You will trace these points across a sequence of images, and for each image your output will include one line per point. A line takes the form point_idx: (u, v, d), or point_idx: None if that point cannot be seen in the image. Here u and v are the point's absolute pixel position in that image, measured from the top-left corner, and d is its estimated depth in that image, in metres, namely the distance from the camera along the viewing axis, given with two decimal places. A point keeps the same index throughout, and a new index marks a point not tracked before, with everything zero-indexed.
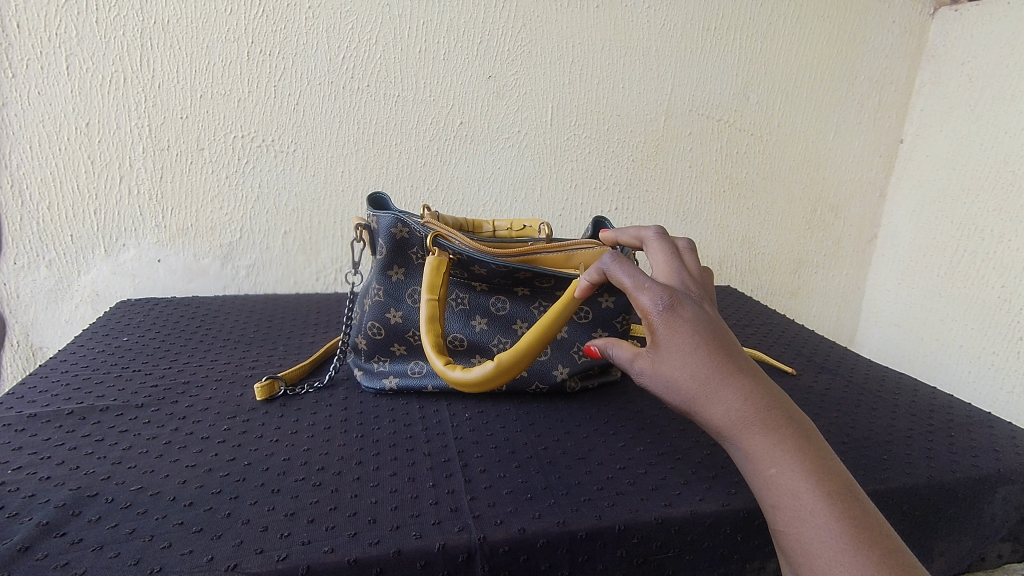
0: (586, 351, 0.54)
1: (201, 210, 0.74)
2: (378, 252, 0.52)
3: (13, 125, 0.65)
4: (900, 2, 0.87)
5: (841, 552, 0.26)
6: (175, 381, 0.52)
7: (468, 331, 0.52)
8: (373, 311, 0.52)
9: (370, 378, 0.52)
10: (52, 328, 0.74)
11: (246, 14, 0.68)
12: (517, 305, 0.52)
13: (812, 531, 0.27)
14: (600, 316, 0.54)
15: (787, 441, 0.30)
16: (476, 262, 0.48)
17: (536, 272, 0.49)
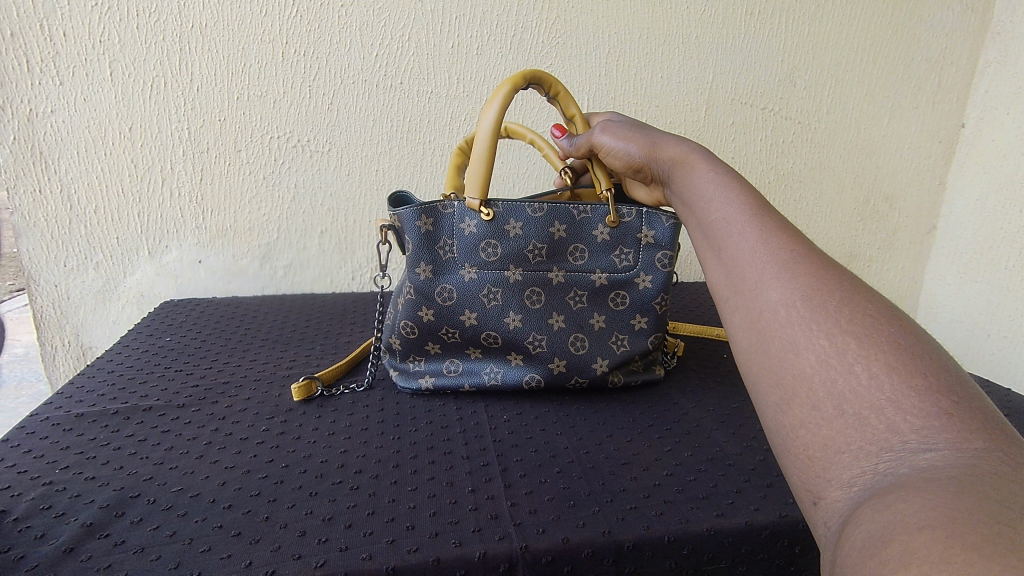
0: (626, 340, 0.51)
1: (239, 211, 0.75)
2: (407, 249, 0.50)
3: (61, 131, 0.67)
4: None
5: (745, 221, 0.30)
6: (216, 381, 0.52)
7: (503, 327, 0.50)
8: (406, 310, 0.50)
9: (407, 378, 0.52)
10: (100, 329, 0.76)
11: (280, 14, 0.68)
12: (553, 297, 0.50)
13: (726, 209, 0.32)
14: (639, 300, 0.51)
15: (729, 175, 0.35)
16: (511, 217, 0.49)
17: (569, 203, 0.49)
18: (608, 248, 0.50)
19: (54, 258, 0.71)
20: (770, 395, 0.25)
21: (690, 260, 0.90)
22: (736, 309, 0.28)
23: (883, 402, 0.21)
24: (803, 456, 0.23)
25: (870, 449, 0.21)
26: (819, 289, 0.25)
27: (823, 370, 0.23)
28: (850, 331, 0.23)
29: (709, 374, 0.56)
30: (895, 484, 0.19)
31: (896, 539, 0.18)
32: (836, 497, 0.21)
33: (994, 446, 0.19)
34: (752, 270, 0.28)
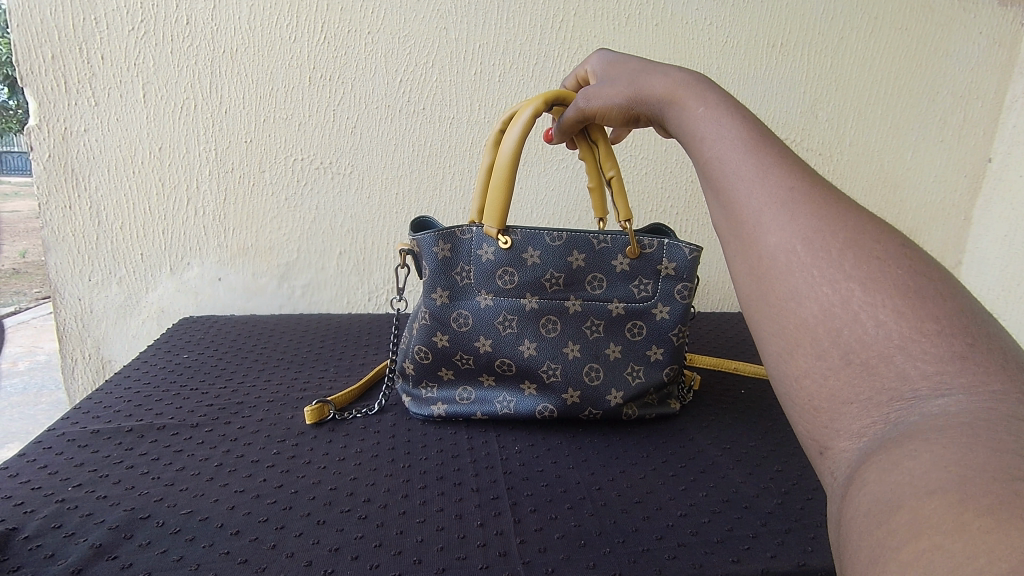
0: (641, 372, 0.51)
1: (261, 230, 0.76)
2: (423, 273, 0.50)
3: (93, 149, 0.69)
4: (987, 12, 0.82)
5: (743, 150, 0.29)
6: (229, 401, 0.52)
7: (518, 355, 0.50)
8: (421, 335, 0.50)
9: (419, 405, 0.51)
10: (120, 343, 0.77)
11: (309, 40, 0.70)
12: (569, 326, 0.50)
13: (724, 151, 0.30)
14: (656, 330, 0.50)
15: (726, 104, 0.33)
16: (529, 245, 0.48)
17: (588, 231, 0.48)
18: (627, 277, 0.49)
19: (79, 272, 0.73)
20: (774, 344, 0.26)
21: (708, 289, 0.89)
22: (736, 254, 0.28)
23: (892, 350, 0.21)
24: (808, 406, 0.24)
25: (879, 400, 0.22)
26: (823, 232, 0.24)
27: (827, 319, 0.23)
28: (854, 276, 0.23)
29: (727, 410, 0.55)
30: (905, 441, 0.20)
31: (907, 501, 0.18)
32: (843, 448, 0.22)
33: (1009, 389, 0.20)
34: (751, 215, 0.27)
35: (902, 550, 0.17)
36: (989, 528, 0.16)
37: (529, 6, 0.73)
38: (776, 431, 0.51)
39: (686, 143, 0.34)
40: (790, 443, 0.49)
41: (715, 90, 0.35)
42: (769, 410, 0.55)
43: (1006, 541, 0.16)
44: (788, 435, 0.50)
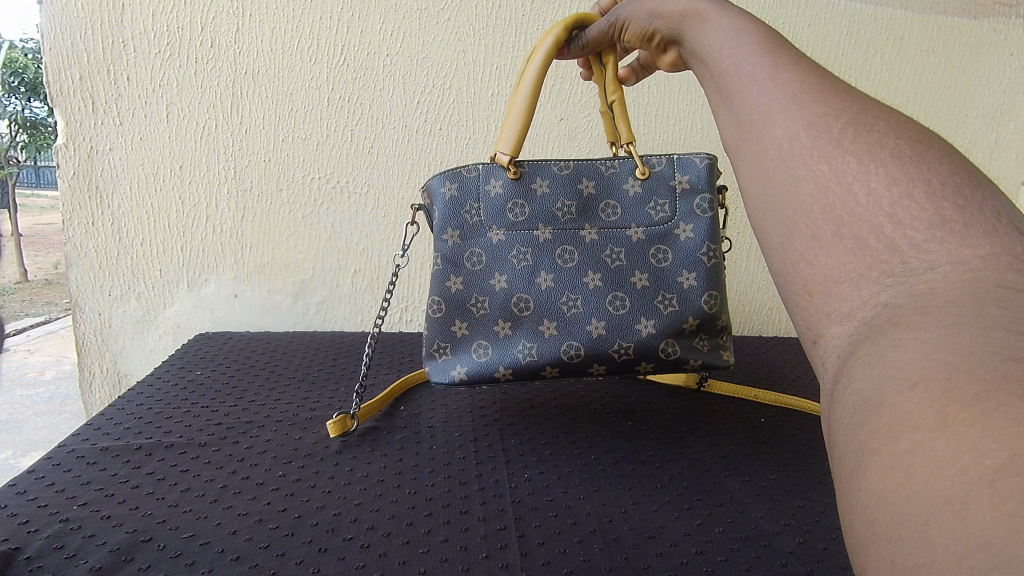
0: (675, 301, 0.50)
1: (277, 248, 0.76)
2: (432, 219, 0.52)
3: (117, 167, 0.70)
4: (1018, 33, 0.80)
5: (749, 49, 0.28)
6: (238, 421, 0.52)
7: (536, 291, 0.50)
8: (433, 282, 0.51)
9: (438, 373, 0.51)
10: (137, 357, 0.77)
11: (328, 62, 0.71)
12: (588, 255, 0.50)
13: (731, 51, 0.29)
14: (682, 251, 0.50)
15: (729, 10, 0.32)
16: (537, 175, 0.51)
17: (596, 161, 0.52)
18: (641, 201, 0.51)
19: (100, 287, 0.74)
20: (771, 231, 0.25)
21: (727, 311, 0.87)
22: (743, 156, 0.27)
23: (882, 218, 0.21)
24: (800, 288, 0.23)
25: (869, 276, 0.21)
26: (827, 114, 0.23)
27: (822, 198, 0.23)
28: (852, 149, 0.22)
29: (745, 440, 0.53)
30: (892, 330, 0.19)
31: (890, 399, 0.18)
32: (832, 335, 0.22)
33: (999, 256, 0.19)
34: (755, 109, 0.26)
35: (884, 453, 0.17)
36: (972, 420, 0.15)
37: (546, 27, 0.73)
38: (798, 464, 0.49)
39: (694, 55, 0.34)
40: (812, 477, 0.47)
41: None
42: (790, 441, 0.53)
43: (990, 436, 0.15)
44: (811, 469, 0.48)
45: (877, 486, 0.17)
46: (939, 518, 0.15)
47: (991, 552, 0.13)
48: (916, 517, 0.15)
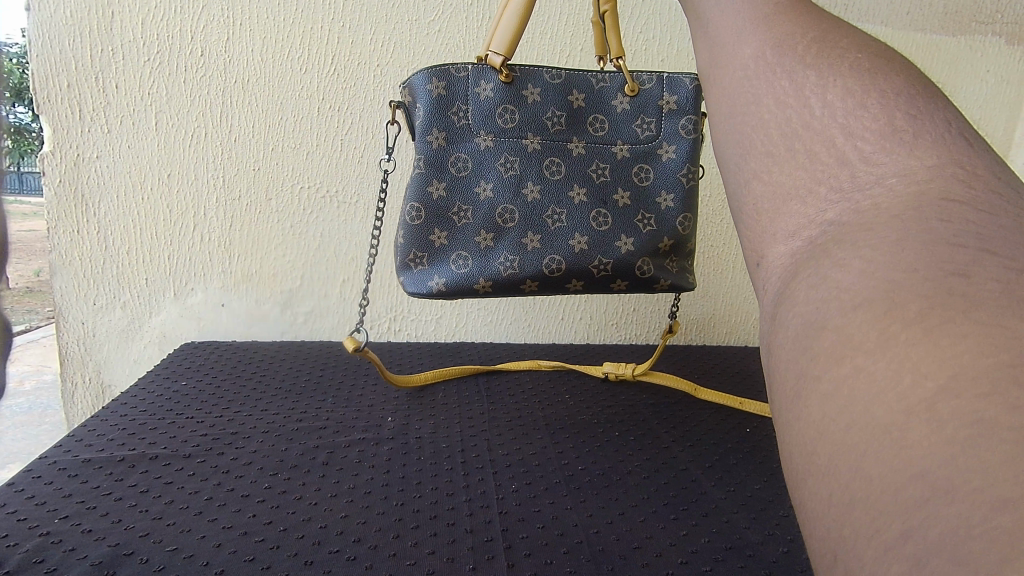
0: (652, 221, 0.59)
1: (265, 257, 0.76)
2: (418, 115, 0.58)
3: (104, 175, 0.70)
4: (995, 50, 0.82)
5: None
6: (224, 432, 0.52)
7: (520, 201, 0.58)
8: (418, 181, 0.58)
9: (419, 282, 0.59)
10: (121, 367, 0.76)
11: (319, 72, 0.72)
12: (572, 166, 0.58)
13: None
14: (663, 171, 0.60)
15: None
16: (530, 82, 0.58)
17: (588, 73, 0.60)
18: (629, 117, 0.60)
19: (84, 295, 0.73)
20: (727, 145, 0.22)
21: (712, 320, 0.88)
22: (703, 72, 0.24)
23: (834, 129, 0.19)
24: (750, 208, 0.21)
25: (818, 191, 0.19)
26: (790, 34, 0.22)
27: (780, 112, 0.20)
28: (814, 63, 0.20)
29: (731, 450, 0.53)
30: (836, 251, 0.18)
31: (834, 322, 0.16)
32: (776, 255, 0.20)
33: (946, 187, 0.17)
34: (720, 23, 0.24)
35: (825, 380, 0.16)
36: (915, 340, 0.15)
37: (536, 40, 0.75)
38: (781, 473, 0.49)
39: None
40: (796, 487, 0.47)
41: None
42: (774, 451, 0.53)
43: (934, 358, 0.14)
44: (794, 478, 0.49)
45: (819, 418, 0.16)
46: (882, 447, 0.14)
47: (931, 483, 0.13)
48: (858, 449, 0.15)
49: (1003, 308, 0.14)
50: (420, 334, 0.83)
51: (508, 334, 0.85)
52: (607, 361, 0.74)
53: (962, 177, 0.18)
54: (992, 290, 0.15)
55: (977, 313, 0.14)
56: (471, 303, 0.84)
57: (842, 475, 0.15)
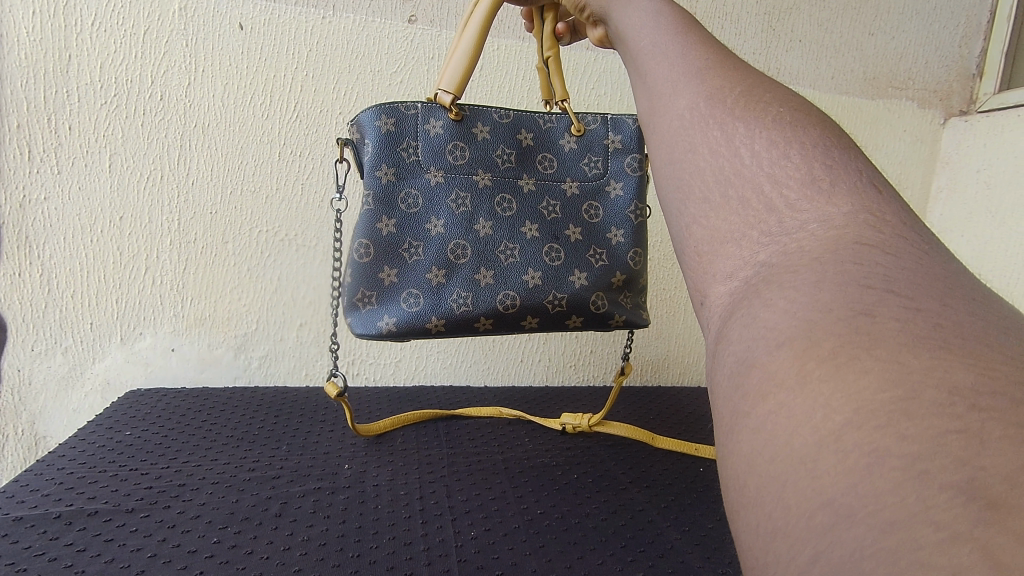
0: (604, 255, 0.62)
1: (219, 301, 0.75)
2: (367, 151, 0.60)
3: (52, 217, 0.68)
4: (910, 112, 0.91)
5: (670, 33, 0.30)
6: (170, 483, 0.50)
7: (471, 236, 0.60)
8: (368, 217, 0.59)
9: (368, 319, 0.59)
10: (58, 417, 0.73)
11: (281, 118, 0.73)
12: (523, 203, 0.61)
13: (657, 42, 0.31)
14: (612, 206, 0.63)
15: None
16: (479, 120, 0.61)
17: (535, 114, 0.63)
18: (577, 155, 0.63)
19: (23, 341, 0.70)
20: (672, 194, 0.25)
21: (668, 361, 0.91)
22: (650, 131, 0.28)
23: (763, 179, 0.22)
24: (693, 251, 0.24)
25: (752, 236, 0.22)
26: (722, 89, 0.25)
27: (716, 162, 0.24)
28: (742, 116, 0.24)
29: (686, 491, 0.55)
30: (764, 288, 0.20)
31: (760, 360, 0.18)
32: (717, 293, 0.22)
33: (857, 234, 0.20)
34: (667, 85, 0.28)
35: (754, 414, 0.18)
36: (825, 376, 0.16)
37: (495, 94, 0.78)
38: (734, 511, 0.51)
39: (621, 38, 0.36)
40: None
41: None
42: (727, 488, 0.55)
43: (841, 393, 0.16)
44: None
45: (749, 450, 0.17)
46: (797, 476, 0.16)
47: (836, 509, 0.15)
48: (779, 478, 0.16)
49: (902, 345, 0.16)
50: (379, 378, 0.83)
51: (468, 376, 0.85)
52: (568, 404, 0.75)
53: (869, 225, 0.20)
54: (892, 328, 0.17)
55: (877, 350, 0.16)
56: (431, 346, 0.84)
57: (767, 502, 0.16)
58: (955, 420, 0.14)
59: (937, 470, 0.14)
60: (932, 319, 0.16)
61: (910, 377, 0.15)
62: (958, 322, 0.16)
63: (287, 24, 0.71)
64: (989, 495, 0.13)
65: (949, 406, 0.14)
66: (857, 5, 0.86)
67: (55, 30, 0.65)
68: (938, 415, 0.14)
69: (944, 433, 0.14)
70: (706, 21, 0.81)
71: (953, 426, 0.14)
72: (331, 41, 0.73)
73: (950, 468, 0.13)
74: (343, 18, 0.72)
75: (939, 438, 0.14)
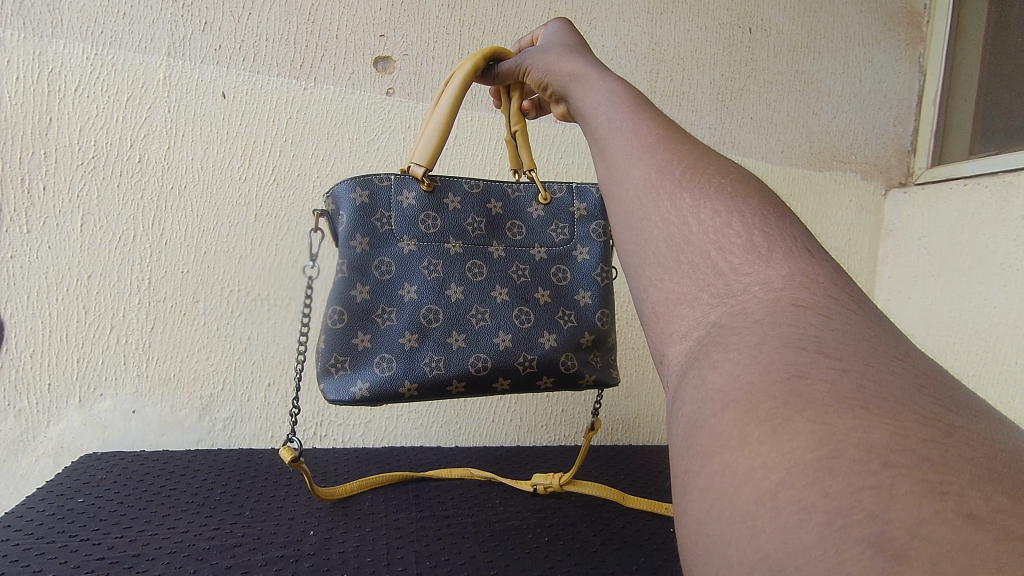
0: (571, 317, 0.64)
1: (186, 360, 0.73)
2: (341, 221, 0.61)
3: (16, 275, 0.67)
4: (855, 184, 0.98)
5: (624, 111, 0.34)
6: (123, 554, 0.47)
7: (444, 301, 0.61)
8: (341, 285, 0.60)
9: (341, 386, 0.59)
10: (5, 484, 0.69)
11: (258, 181, 0.74)
12: (493, 268, 0.63)
13: (612, 118, 0.34)
14: (579, 270, 0.66)
15: (611, 82, 0.38)
16: (450, 189, 0.63)
17: (504, 184, 0.66)
18: (544, 223, 0.66)
19: None
20: (632, 259, 0.27)
21: (638, 420, 0.92)
22: (610, 200, 0.31)
23: (709, 245, 0.25)
24: (651, 312, 0.26)
25: (702, 297, 0.24)
26: (671, 162, 0.28)
27: (667, 230, 0.26)
28: (688, 187, 0.26)
29: (658, 554, 0.55)
30: (712, 350, 0.22)
31: (707, 421, 0.20)
32: (672, 354, 0.24)
33: (792, 297, 0.22)
34: (624, 156, 0.31)
35: (703, 474, 0.19)
36: (763, 438, 0.18)
37: (468, 162, 0.82)
38: None
39: (580, 113, 0.39)
40: None
41: (605, 69, 0.41)
42: None
43: (777, 453, 0.17)
44: None
45: (700, 507, 0.19)
46: (741, 532, 0.17)
47: (772, 565, 0.16)
48: (725, 535, 0.18)
49: (828, 406, 0.18)
50: (348, 440, 0.81)
51: (439, 437, 0.84)
52: (541, 465, 0.75)
53: (805, 288, 0.22)
54: (821, 390, 0.18)
55: (808, 411, 0.18)
56: (402, 407, 0.83)
57: (714, 559, 0.18)
58: (871, 476, 0.16)
59: (853, 525, 0.15)
60: (855, 381, 0.18)
61: (834, 437, 0.17)
62: (880, 383, 0.18)
63: (269, 94, 0.74)
64: (894, 547, 0.14)
65: (866, 463, 0.16)
66: (800, 88, 0.94)
67: (37, 94, 0.67)
68: (857, 472, 0.16)
69: (860, 489, 0.15)
70: (665, 99, 0.87)
71: (868, 482, 0.15)
72: (311, 111, 0.76)
73: (864, 522, 0.15)
74: (323, 89, 0.76)
75: (855, 494, 0.15)
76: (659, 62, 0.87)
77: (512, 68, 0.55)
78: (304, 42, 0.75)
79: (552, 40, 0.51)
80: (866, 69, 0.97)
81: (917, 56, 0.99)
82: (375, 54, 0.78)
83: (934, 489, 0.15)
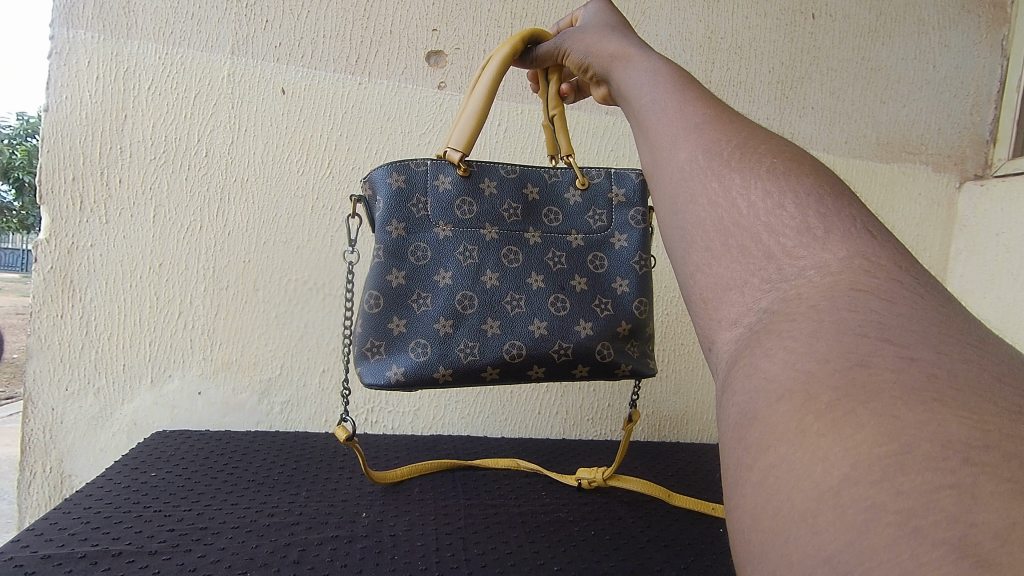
0: (610, 305, 0.63)
1: (247, 346, 0.77)
2: (378, 207, 0.63)
3: (96, 263, 0.72)
4: (925, 175, 0.93)
5: (669, 92, 0.33)
6: (191, 527, 0.50)
7: (479, 288, 0.62)
8: (377, 271, 0.61)
9: (379, 370, 0.60)
10: (85, 456, 0.74)
11: (314, 174, 0.77)
12: (530, 254, 0.63)
13: (656, 99, 0.33)
14: (617, 258, 0.65)
15: (655, 61, 0.38)
16: (486, 175, 0.64)
17: (541, 170, 0.66)
18: (581, 209, 0.65)
19: (58, 381, 0.73)
20: (679, 245, 0.27)
21: (687, 417, 0.90)
22: (656, 184, 0.30)
23: (761, 228, 0.24)
24: (699, 299, 0.25)
25: (754, 283, 0.23)
26: (718, 143, 0.27)
27: (717, 214, 0.25)
28: (737, 169, 0.26)
29: (709, 550, 0.54)
30: (765, 337, 0.21)
31: (762, 413, 0.19)
32: (723, 342, 0.24)
33: (853, 282, 0.21)
34: (669, 138, 0.30)
35: (758, 468, 0.19)
36: (823, 430, 0.17)
37: (517, 153, 0.82)
38: None
39: (622, 94, 0.39)
40: None
41: (649, 49, 0.41)
42: None
43: (840, 447, 0.17)
44: None
45: (754, 502, 0.18)
46: (800, 529, 0.17)
47: (835, 564, 0.16)
48: (783, 532, 0.17)
49: (893, 397, 0.17)
50: (397, 427, 0.83)
51: (484, 427, 0.85)
52: (585, 459, 0.75)
53: (866, 272, 0.21)
54: (886, 379, 0.17)
55: (872, 403, 0.17)
56: (449, 396, 0.84)
57: (770, 555, 0.17)
58: (949, 475, 0.15)
59: (929, 526, 0.15)
60: (925, 370, 0.17)
61: (904, 431, 0.16)
62: (953, 373, 0.17)
63: (326, 89, 0.76)
64: (977, 550, 0.14)
65: (943, 461, 0.15)
66: (867, 75, 0.89)
67: (115, 93, 0.71)
68: (933, 470, 0.15)
69: (936, 488, 0.15)
70: (721, 88, 0.85)
71: (946, 482, 0.15)
72: (366, 105, 0.77)
73: (943, 524, 0.14)
74: (377, 84, 0.78)
75: (931, 494, 0.15)
76: (714, 51, 0.84)
77: (552, 52, 0.55)
78: (359, 38, 0.77)
79: (592, 20, 0.50)
80: (941, 54, 0.91)
81: (999, 38, 0.93)
82: (428, 48, 0.79)
83: (1019, 489, 0.14)
